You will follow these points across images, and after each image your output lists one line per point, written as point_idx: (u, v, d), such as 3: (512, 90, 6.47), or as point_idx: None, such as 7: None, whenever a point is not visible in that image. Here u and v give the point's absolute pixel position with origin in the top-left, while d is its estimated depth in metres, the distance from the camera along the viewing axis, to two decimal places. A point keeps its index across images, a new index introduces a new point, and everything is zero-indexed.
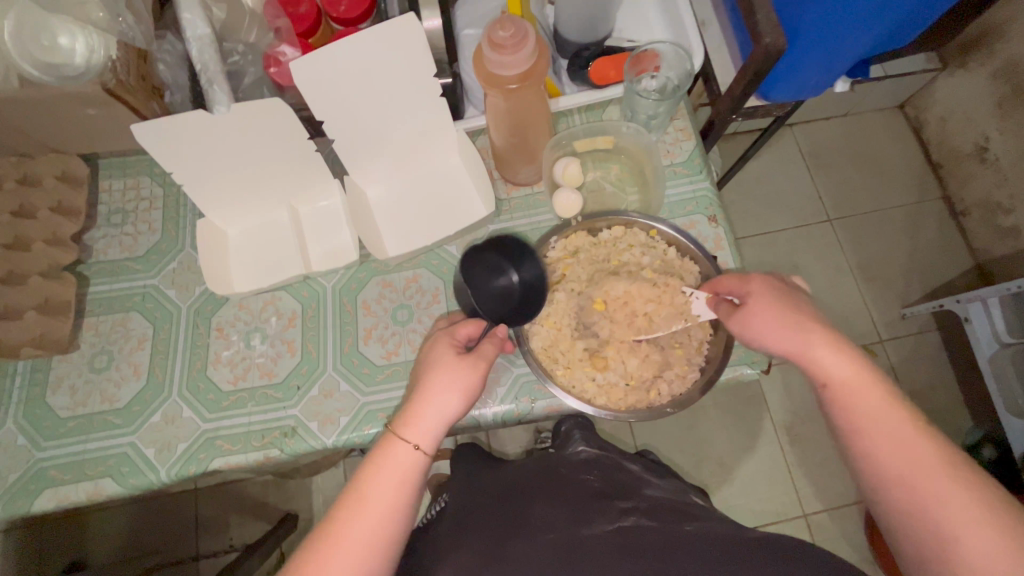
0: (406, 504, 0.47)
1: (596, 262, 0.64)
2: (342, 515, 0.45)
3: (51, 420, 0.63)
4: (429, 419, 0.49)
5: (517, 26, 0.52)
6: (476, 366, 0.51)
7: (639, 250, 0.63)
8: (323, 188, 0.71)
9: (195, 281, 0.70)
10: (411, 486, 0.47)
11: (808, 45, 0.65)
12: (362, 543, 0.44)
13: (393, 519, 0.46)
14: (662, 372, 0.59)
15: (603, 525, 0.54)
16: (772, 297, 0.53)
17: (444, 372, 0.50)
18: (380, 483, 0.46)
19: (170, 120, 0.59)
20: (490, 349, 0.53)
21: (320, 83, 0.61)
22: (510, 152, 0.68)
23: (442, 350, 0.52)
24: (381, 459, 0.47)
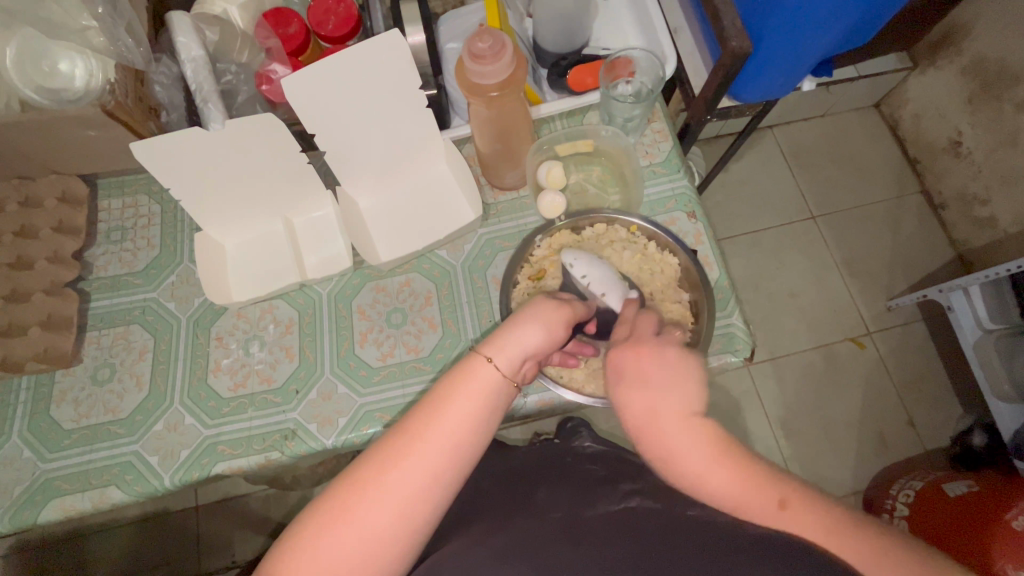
0: (485, 428, 0.43)
1: None
2: (422, 419, 0.41)
3: (55, 432, 0.64)
4: (516, 350, 0.46)
5: (494, 38, 0.55)
6: (567, 317, 0.50)
7: (620, 245, 0.66)
8: (317, 200, 0.74)
9: (195, 293, 0.72)
10: (491, 410, 0.43)
11: (773, 48, 0.69)
12: (437, 454, 0.40)
13: (470, 439, 0.42)
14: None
15: (609, 506, 0.53)
16: (628, 378, 0.47)
17: (538, 311, 0.49)
18: (463, 396, 0.43)
19: (168, 138, 0.61)
20: (582, 307, 0.53)
21: (310, 97, 0.64)
22: (495, 158, 0.72)
23: (539, 296, 0.51)
24: (466, 374, 0.44)
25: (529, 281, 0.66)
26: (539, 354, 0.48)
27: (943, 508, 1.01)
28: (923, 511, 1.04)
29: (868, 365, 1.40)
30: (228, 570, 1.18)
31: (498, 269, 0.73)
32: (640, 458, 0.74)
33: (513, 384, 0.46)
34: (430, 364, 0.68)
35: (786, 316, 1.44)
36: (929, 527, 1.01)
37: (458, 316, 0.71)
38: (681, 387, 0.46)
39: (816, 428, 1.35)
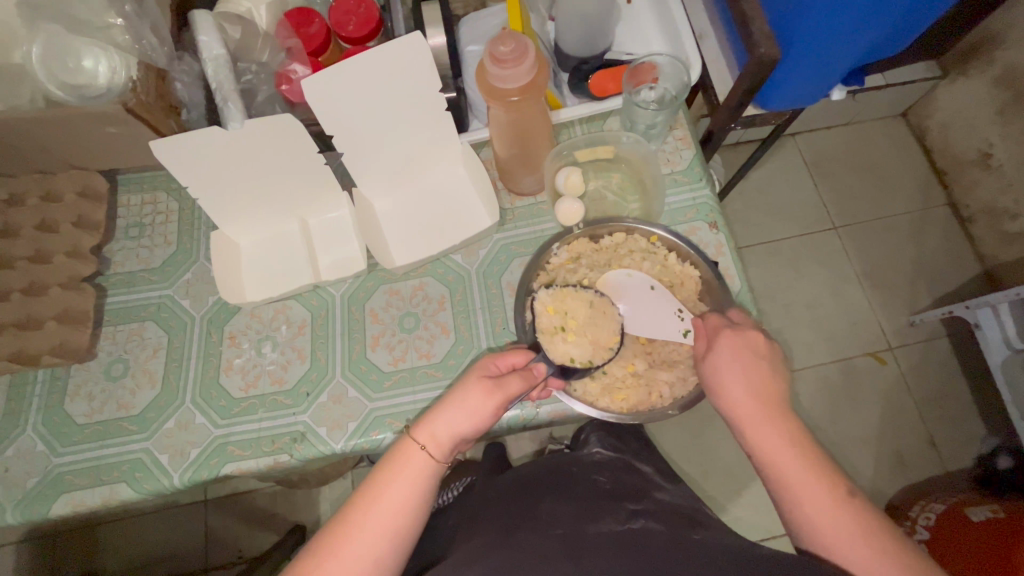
0: (420, 507, 0.49)
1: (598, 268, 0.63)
2: (359, 508, 0.48)
3: (68, 426, 0.65)
4: (448, 436, 0.52)
5: (517, 42, 0.54)
6: (496, 401, 0.52)
7: (639, 256, 0.64)
8: (331, 199, 0.73)
9: (210, 291, 0.73)
10: (425, 491, 0.50)
11: (801, 56, 0.67)
12: (375, 540, 0.47)
13: (404, 520, 0.48)
14: (663, 376, 0.60)
15: (611, 524, 0.52)
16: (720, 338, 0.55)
17: (464, 395, 0.53)
18: (397, 487, 0.49)
19: (188, 138, 0.62)
20: (517, 386, 0.54)
21: (328, 100, 0.63)
22: (513, 163, 0.71)
23: (470, 379, 0.54)
24: (399, 465, 0.50)
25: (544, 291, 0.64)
26: (470, 433, 0.53)
27: (966, 530, 0.98)
28: (945, 535, 1.01)
29: (887, 382, 1.36)
30: (233, 563, 1.19)
31: (513, 275, 0.72)
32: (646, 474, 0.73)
33: (446, 464, 0.52)
34: (441, 370, 0.67)
35: (802, 328, 1.41)
36: (950, 547, 0.97)
37: (472, 323, 0.70)
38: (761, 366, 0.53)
39: (831, 444, 1.32)
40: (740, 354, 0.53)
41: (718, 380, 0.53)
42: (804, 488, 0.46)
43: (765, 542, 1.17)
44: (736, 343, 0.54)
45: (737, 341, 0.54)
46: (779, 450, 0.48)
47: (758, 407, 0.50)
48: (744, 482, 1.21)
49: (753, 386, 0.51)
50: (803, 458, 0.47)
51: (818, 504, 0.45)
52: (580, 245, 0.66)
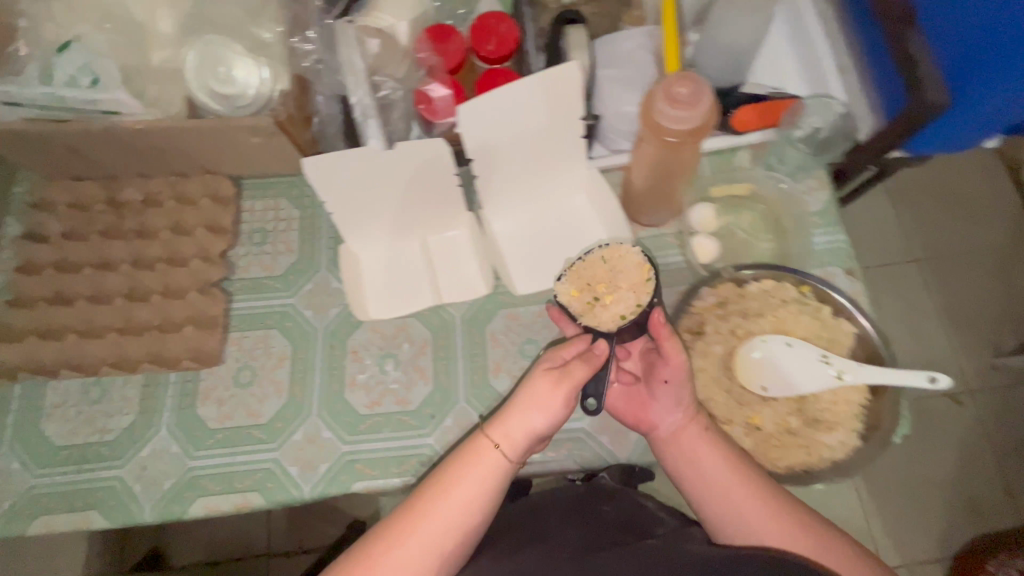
0: (487, 510, 0.50)
1: (751, 316, 0.58)
2: (429, 504, 0.48)
3: (200, 430, 0.66)
4: (519, 434, 0.51)
5: (697, 84, 0.52)
6: (567, 392, 0.51)
7: (795, 309, 0.57)
8: (454, 220, 0.73)
9: (331, 303, 0.73)
10: (494, 491, 0.50)
11: (967, 102, 0.63)
12: (438, 537, 0.47)
13: (472, 518, 0.48)
14: (824, 438, 0.54)
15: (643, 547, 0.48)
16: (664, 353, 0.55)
17: (535, 390, 0.51)
18: (465, 482, 0.49)
19: (337, 158, 0.62)
20: (581, 371, 0.52)
21: (478, 126, 0.62)
22: (647, 196, 0.70)
23: (538, 371, 0.53)
24: (472, 462, 0.50)
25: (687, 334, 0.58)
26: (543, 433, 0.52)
27: None
28: None
29: (968, 428, 1.30)
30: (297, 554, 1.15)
31: None
32: None
33: (517, 466, 0.51)
34: None
35: None
36: None
37: None
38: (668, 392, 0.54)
39: (903, 487, 1.27)
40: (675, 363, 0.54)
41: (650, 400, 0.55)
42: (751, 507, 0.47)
43: None
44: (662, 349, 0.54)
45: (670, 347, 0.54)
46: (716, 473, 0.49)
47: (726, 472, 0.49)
48: None
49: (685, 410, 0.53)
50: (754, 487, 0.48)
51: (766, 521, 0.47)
52: (725, 288, 0.60)
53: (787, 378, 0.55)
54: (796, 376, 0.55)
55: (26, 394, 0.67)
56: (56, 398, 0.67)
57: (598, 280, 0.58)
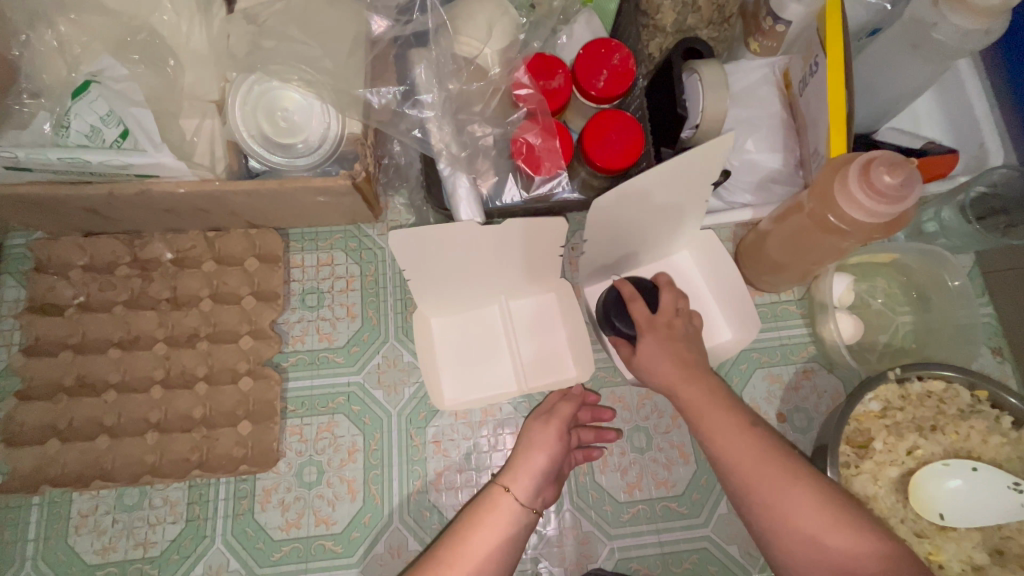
0: (505, 554, 0.50)
1: (918, 428, 0.51)
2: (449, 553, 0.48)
3: (263, 541, 0.57)
4: (527, 477, 0.53)
5: (910, 173, 0.44)
6: (557, 428, 0.56)
7: (971, 422, 0.50)
8: (544, 286, 0.64)
9: (405, 380, 0.63)
10: (509, 535, 0.51)
11: None
12: None
13: (491, 567, 0.48)
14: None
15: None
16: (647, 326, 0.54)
17: (531, 435, 0.56)
18: (483, 532, 0.50)
19: (427, 230, 0.52)
20: (569, 408, 0.57)
21: (607, 195, 0.51)
22: (767, 268, 0.60)
23: (530, 420, 0.57)
24: (486, 510, 0.51)
25: (851, 449, 0.50)
26: (549, 473, 0.54)
27: None
28: None
29: None
30: None
31: (756, 390, 0.62)
32: None
33: (530, 512, 0.52)
34: (685, 505, 0.58)
35: None
36: None
37: None
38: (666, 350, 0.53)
39: None
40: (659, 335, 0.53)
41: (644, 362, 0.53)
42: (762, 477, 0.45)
43: None
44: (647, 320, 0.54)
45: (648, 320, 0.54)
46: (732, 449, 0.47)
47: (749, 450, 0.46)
48: None
49: (684, 361, 0.52)
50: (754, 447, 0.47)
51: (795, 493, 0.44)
52: (885, 390, 0.51)
53: (971, 510, 0.47)
54: (984, 506, 0.47)
55: (48, 501, 0.56)
56: (84, 504, 0.56)
57: None
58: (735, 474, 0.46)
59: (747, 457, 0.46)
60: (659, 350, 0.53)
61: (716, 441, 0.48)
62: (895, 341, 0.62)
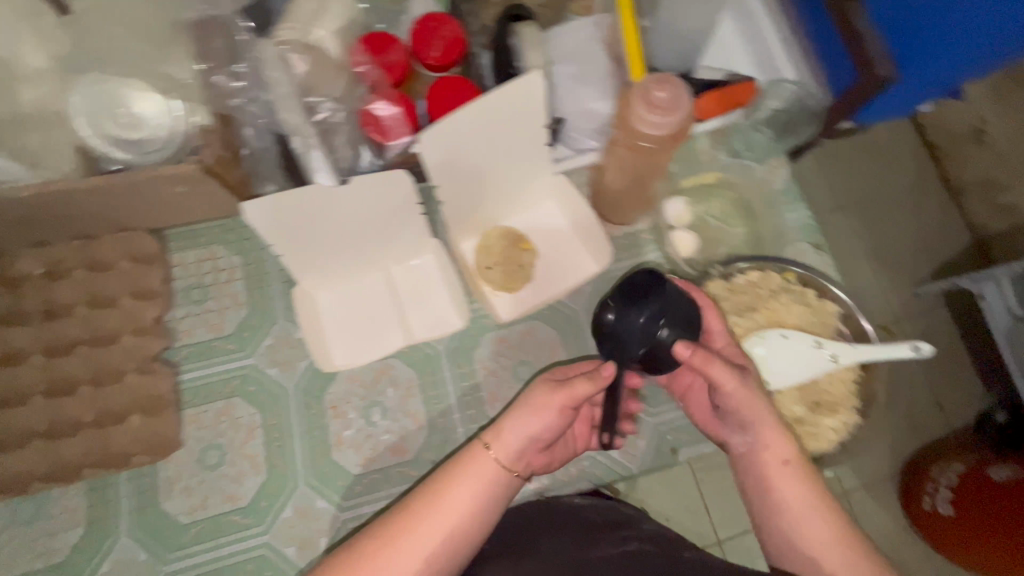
0: (482, 519, 0.44)
1: (746, 312, 0.58)
2: (425, 505, 0.43)
3: (170, 527, 0.58)
4: (515, 440, 0.47)
5: (672, 84, 0.49)
6: (563, 396, 0.48)
7: (783, 298, 0.58)
8: (419, 247, 0.68)
9: (298, 355, 0.66)
10: (488, 501, 0.45)
11: (918, 67, 0.62)
12: (427, 541, 0.42)
13: (460, 532, 0.43)
14: (829, 421, 0.55)
15: (608, 548, 0.48)
16: (716, 362, 0.47)
17: (531, 394, 0.49)
18: (459, 489, 0.44)
19: (282, 198, 0.56)
20: (584, 388, 0.48)
21: (442, 153, 0.58)
22: (617, 198, 0.66)
23: (537, 380, 0.50)
24: (469, 464, 0.45)
25: None
26: (542, 437, 0.48)
27: None
28: None
29: None
30: None
31: None
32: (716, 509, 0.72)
33: (511, 477, 0.47)
34: None
35: None
36: None
37: None
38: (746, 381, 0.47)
39: None
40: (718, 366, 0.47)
41: (739, 402, 0.47)
42: (777, 476, 0.46)
43: None
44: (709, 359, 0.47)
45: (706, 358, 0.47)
46: (777, 449, 0.47)
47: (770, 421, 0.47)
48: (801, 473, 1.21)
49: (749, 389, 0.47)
50: (801, 482, 0.45)
51: (789, 489, 0.45)
52: (714, 287, 0.60)
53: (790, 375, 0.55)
54: (796, 367, 0.55)
55: None
56: None
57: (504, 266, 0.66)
58: (758, 471, 0.47)
59: (770, 471, 0.46)
60: (727, 388, 0.47)
61: (766, 473, 0.47)
62: (733, 251, 0.70)
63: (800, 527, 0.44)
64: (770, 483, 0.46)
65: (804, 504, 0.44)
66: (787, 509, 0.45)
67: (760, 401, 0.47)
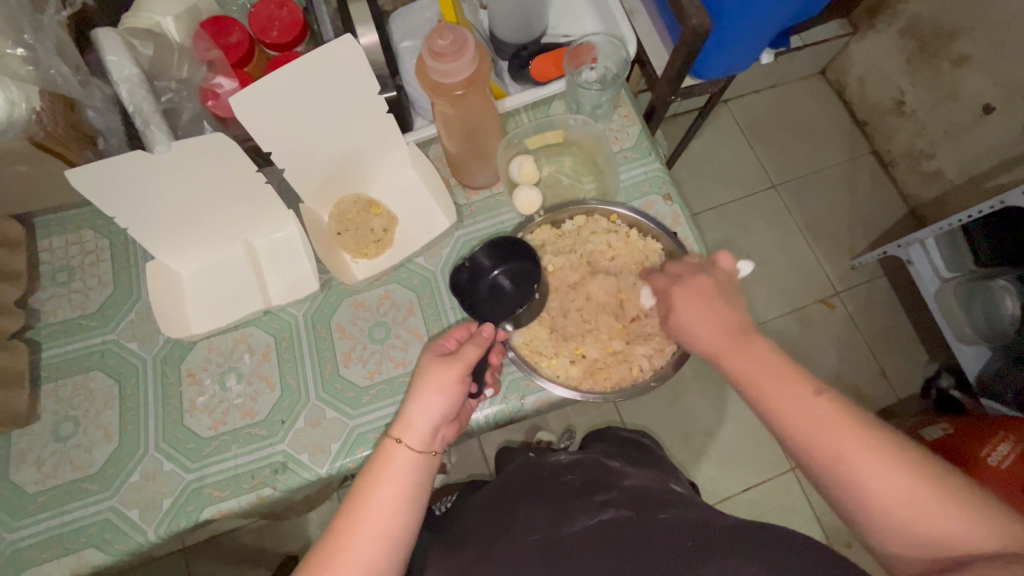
0: (413, 508, 0.47)
1: (566, 254, 0.64)
2: (349, 518, 0.45)
3: (19, 497, 0.59)
4: (422, 422, 0.49)
5: (454, 34, 0.53)
6: (460, 370, 0.51)
7: (602, 237, 0.64)
8: (277, 219, 0.69)
9: (158, 330, 0.67)
10: (412, 490, 0.47)
11: (730, 22, 0.67)
12: (366, 555, 0.43)
13: (394, 530, 0.45)
14: (641, 350, 0.60)
15: (585, 520, 0.51)
16: (696, 298, 0.53)
17: (426, 378, 0.51)
18: (381, 491, 0.46)
19: (111, 164, 0.56)
20: (474, 352, 0.52)
21: (262, 115, 0.60)
22: (464, 156, 0.69)
23: (429, 360, 0.52)
24: (381, 466, 0.48)
25: None
26: (447, 413, 0.51)
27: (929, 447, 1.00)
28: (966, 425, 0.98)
29: (837, 325, 1.33)
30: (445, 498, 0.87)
31: None
32: (617, 461, 0.66)
33: (430, 455, 0.50)
34: None
35: (761, 285, 1.37)
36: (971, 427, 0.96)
37: (445, 325, 0.68)
38: (724, 307, 0.52)
39: None
40: (692, 290, 0.54)
41: (691, 328, 0.53)
42: (802, 413, 0.45)
43: (744, 495, 1.16)
44: (704, 294, 0.53)
45: (702, 294, 0.53)
46: (788, 398, 0.46)
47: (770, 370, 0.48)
48: (728, 448, 1.18)
49: (731, 328, 0.51)
50: (805, 399, 0.46)
51: (820, 419, 0.45)
52: (544, 233, 0.66)
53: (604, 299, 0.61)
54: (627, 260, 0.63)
55: None
56: None
57: (354, 232, 0.69)
58: (774, 420, 0.47)
59: (800, 399, 0.46)
60: (712, 323, 0.52)
61: (777, 411, 0.47)
62: None
63: (868, 488, 0.42)
64: (775, 412, 0.47)
65: (854, 444, 0.43)
66: (821, 452, 0.44)
67: (739, 336, 0.50)
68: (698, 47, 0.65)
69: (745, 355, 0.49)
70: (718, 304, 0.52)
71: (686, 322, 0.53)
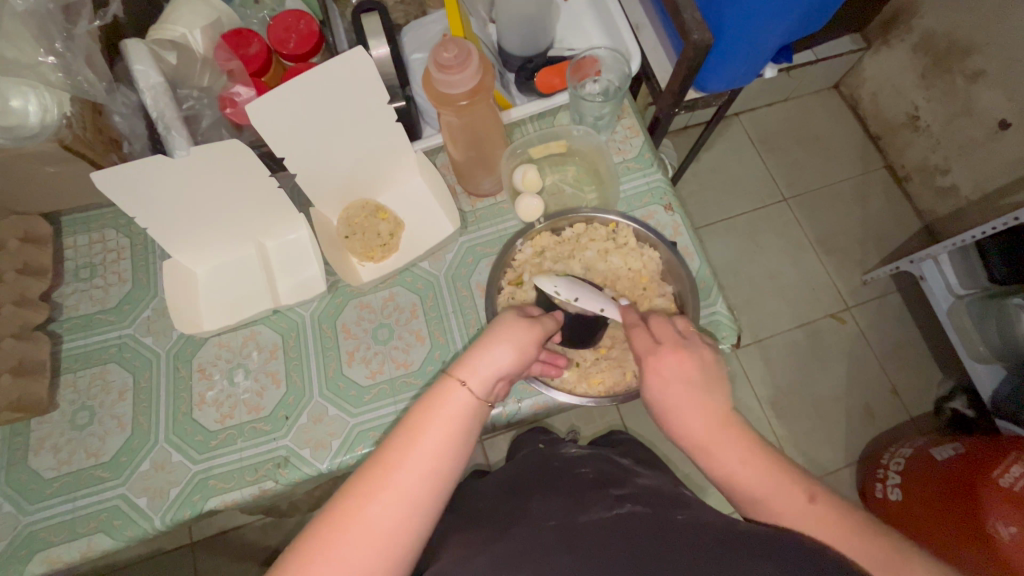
0: (461, 454, 0.44)
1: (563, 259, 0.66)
2: (404, 443, 0.43)
3: (35, 482, 0.62)
4: (488, 372, 0.48)
5: (459, 47, 0.55)
6: (537, 335, 0.52)
7: (600, 244, 0.66)
8: (287, 222, 0.72)
9: (172, 326, 0.70)
10: (465, 436, 0.45)
11: (731, 37, 0.69)
12: (414, 486, 0.41)
13: (443, 468, 0.42)
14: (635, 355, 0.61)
15: (601, 512, 0.47)
16: (676, 386, 0.50)
17: (502, 331, 0.51)
18: (437, 425, 0.44)
19: (137, 166, 0.59)
20: (552, 325, 0.55)
21: (276, 123, 0.63)
22: (469, 163, 0.71)
23: (505, 318, 0.53)
24: (442, 401, 0.45)
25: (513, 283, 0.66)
26: (509, 372, 0.50)
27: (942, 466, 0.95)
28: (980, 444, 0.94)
29: (847, 340, 1.31)
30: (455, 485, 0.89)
31: (482, 276, 0.72)
32: (624, 458, 0.67)
33: (485, 406, 0.48)
34: (420, 377, 0.67)
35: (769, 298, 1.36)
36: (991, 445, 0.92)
37: (447, 327, 0.69)
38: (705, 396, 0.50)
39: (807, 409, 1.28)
40: (677, 360, 0.51)
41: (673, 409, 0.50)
42: (810, 519, 0.43)
43: None
44: (685, 385, 0.50)
45: (680, 387, 0.50)
46: (792, 500, 0.44)
47: (766, 482, 0.44)
48: None
49: (720, 419, 0.48)
50: (805, 501, 0.44)
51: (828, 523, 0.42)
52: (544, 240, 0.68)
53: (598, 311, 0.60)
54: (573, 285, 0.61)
55: None
56: None
57: (361, 237, 0.71)
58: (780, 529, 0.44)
59: (801, 507, 0.43)
60: (694, 421, 0.48)
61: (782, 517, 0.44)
62: None
63: None
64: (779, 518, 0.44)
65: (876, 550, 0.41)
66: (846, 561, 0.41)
67: (721, 431, 0.47)
68: (700, 61, 0.66)
69: (737, 450, 0.46)
70: (694, 395, 0.50)
71: (671, 412, 0.50)
